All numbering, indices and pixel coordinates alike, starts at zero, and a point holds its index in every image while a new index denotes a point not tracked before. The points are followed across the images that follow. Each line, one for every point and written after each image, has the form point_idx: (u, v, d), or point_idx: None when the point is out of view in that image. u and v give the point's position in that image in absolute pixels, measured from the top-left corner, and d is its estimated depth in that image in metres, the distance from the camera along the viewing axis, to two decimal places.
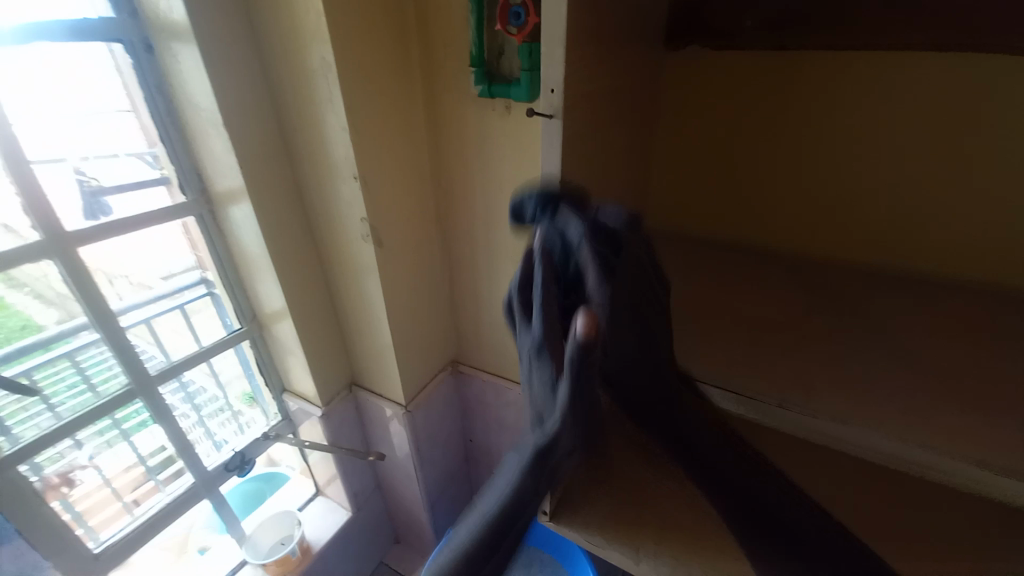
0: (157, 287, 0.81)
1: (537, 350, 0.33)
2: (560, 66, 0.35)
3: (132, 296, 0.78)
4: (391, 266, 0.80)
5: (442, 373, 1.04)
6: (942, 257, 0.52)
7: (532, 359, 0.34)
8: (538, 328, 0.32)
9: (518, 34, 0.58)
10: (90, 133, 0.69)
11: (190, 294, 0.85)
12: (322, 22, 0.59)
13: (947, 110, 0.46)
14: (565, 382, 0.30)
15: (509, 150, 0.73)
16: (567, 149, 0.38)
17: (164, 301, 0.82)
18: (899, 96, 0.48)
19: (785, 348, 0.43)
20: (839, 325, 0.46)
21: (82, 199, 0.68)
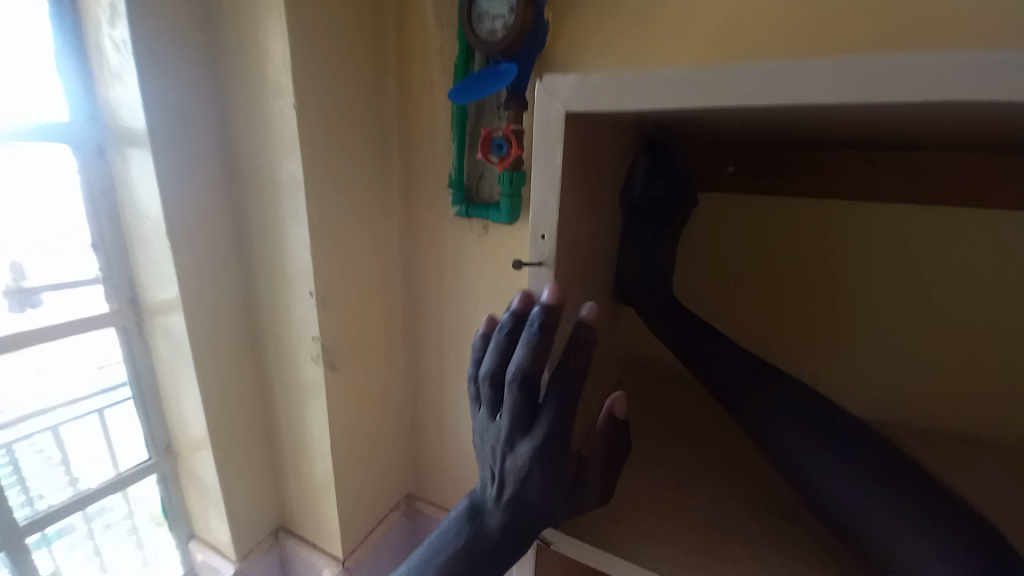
0: (82, 386, 0.66)
1: (517, 411, 0.33)
2: (554, 215, 0.31)
3: (23, 408, 0.61)
4: (344, 392, 0.70)
5: (395, 514, 0.88)
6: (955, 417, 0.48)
7: (507, 417, 0.33)
8: (516, 385, 0.32)
9: (500, 163, 0.57)
10: (41, 208, 0.59)
11: (118, 394, 0.70)
12: (295, 140, 0.56)
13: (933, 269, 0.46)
14: (555, 434, 0.33)
15: (485, 271, 0.69)
16: (556, 298, 0.34)
17: (37, 419, 0.63)
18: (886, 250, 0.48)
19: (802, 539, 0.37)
20: None
21: (12, 286, 0.58)
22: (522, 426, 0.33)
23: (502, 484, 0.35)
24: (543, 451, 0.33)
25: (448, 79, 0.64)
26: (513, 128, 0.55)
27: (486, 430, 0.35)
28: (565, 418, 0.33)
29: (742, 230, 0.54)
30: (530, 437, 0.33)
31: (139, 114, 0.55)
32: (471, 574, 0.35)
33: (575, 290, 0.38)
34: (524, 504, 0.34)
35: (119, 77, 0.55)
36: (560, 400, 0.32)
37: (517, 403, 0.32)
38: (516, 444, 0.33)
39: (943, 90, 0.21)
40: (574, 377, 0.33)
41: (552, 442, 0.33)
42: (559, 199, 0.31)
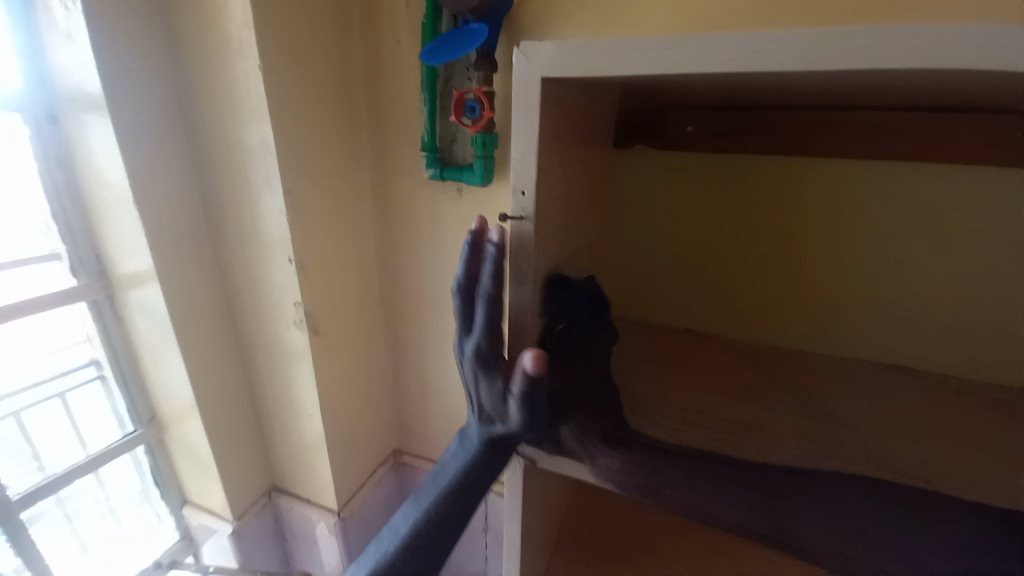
0: (33, 373, 0.66)
1: (462, 317, 0.38)
2: (534, 173, 0.34)
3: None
4: (328, 356, 0.72)
5: (383, 468, 0.93)
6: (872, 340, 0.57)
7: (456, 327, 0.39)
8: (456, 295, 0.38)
9: (473, 125, 0.58)
10: None
11: (77, 377, 0.70)
12: (263, 104, 0.56)
13: (856, 213, 0.54)
14: (482, 328, 0.37)
15: (461, 233, 0.72)
16: (536, 249, 0.37)
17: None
18: (815, 198, 0.55)
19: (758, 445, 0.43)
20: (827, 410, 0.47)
21: None
22: (465, 334, 0.39)
23: (471, 395, 0.41)
24: (476, 352, 0.38)
25: (415, 39, 0.64)
26: (485, 90, 0.56)
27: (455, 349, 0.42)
28: (489, 322, 0.37)
29: (695, 188, 0.60)
30: (469, 340, 0.38)
31: (91, 74, 0.52)
32: (466, 475, 0.42)
33: (553, 245, 0.42)
34: (486, 411, 0.40)
35: (69, 36, 0.52)
36: (480, 304, 0.36)
37: (460, 311, 0.38)
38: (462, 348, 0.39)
39: (864, 58, 0.25)
40: (490, 287, 0.36)
41: (483, 345, 0.37)
42: (538, 157, 0.34)
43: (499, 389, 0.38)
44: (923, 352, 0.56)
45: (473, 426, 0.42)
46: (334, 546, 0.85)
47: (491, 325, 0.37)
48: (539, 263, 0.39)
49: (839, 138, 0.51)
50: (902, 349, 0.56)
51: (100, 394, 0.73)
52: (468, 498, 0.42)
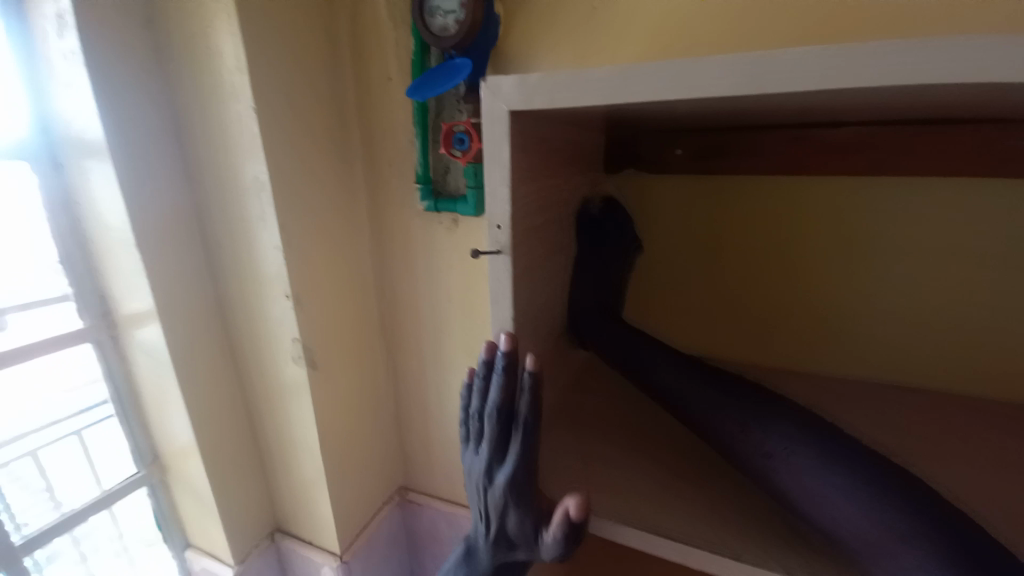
0: (53, 409, 0.66)
1: (493, 438, 0.38)
2: (507, 206, 0.33)
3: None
4: (327, 392, 0.71)
5: (388, 505, 0.90)
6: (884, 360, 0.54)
7: (483, 444, 0.39)
8: (494, 415, 0.37)
9: (463, 157, 0.58)
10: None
11: (95, 413, 0.70)
12: (257, 145, 0.57)
13: (858, 232, 0.52)
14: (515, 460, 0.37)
15: (457, 262, 0.71)
16: (516, 282, 0.36)
17: (9, 447, 0.62)
18: (815, 219, 0.53)
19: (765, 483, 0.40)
20: None
21: None
22: (496, 460, 0.38)
23: (489, 518, 0.39)
24: (511, 480, 0.37)
25: (405, 75, 0.65)
26: (473, 122, 0.57)
27: (473, 470, 0.40)
28: (527, 453, 0.37)
29: (691, 213, 0.59)
30: (503, 467, 0.38)
31: (93, 124, 0.54)
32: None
33: (537, 274, 0.42)
34: (508, 536, 0.39)
35: (72, 88, 0.54)
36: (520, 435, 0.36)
37: (492, 435, 0.38)
38: (487, 468, 0.38)
39: (826, 80, 0.24)
40: (529, 418, 0.36)
41: (519, 474, 0.37)
42: (511, 190, 0.33)
43: (529, 524, 0.37)
44: (936, 372, 0.53)
45: (486, 550, 0.40)
46: None
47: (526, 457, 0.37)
48: (521, 296, 0.38)
49: (833, 154, 0.50)
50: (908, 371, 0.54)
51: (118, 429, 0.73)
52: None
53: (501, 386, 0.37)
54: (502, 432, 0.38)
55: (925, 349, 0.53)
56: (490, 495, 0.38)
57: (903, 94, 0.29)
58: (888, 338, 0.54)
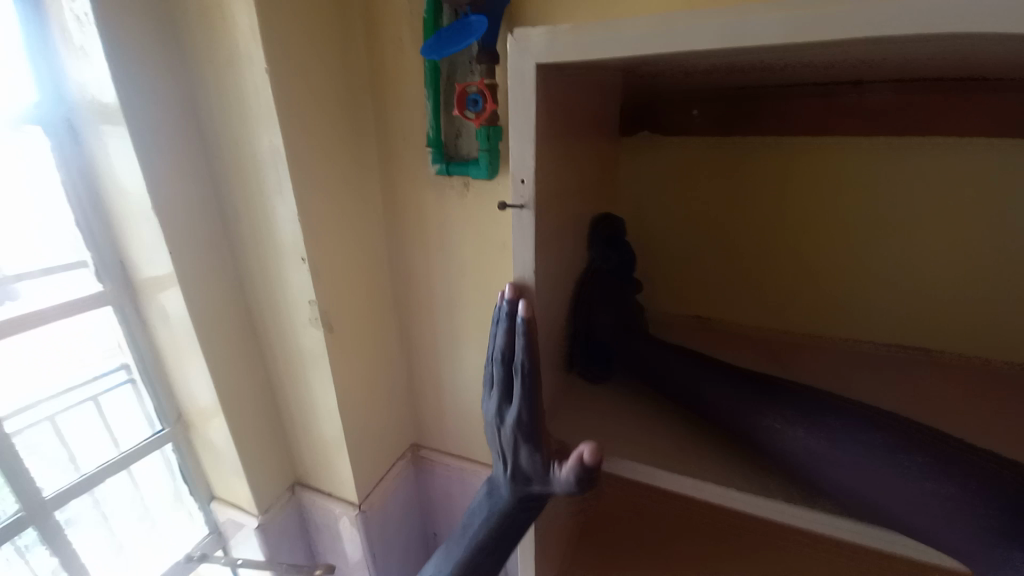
0: (66, 376, 0.68)
1: (502, 383, 0.41)
2: (532, 161, 0.34)
3: (14, 402, 0.63)
4: (343, 353, 0.74)
5: (401, 463, 0.94)
6: (883, 319, 0.57)
7: (494, 388, 0.42)
8: (500, 363, 0.40)
9: (476, 119, 0.58)
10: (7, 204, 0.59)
11: (107, 381, 0.72)
12: (271, 106, 0.57)
13: (872, 194, 0.53)
14: (519, 403, 0.39)
15: (469, 227, 0.72)
16: (538, 238, 0.38)
17: (25, 414, 0.64)
18: (827, 180, 0.54)
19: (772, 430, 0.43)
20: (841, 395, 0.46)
21: None
22: (506, 402, 0.41)
23: (505, 457, 0.43)
24: (518, 422, 0.40)
25: (416, 34, 0.64)
26: (487, 83, 0.56)
27: (490, 414, 0.44)
28: (529, 397, 0.39)
29: (704, 174, 0.59)
30: (511, 410, 0.41)
31: (107, 86, 0.54)
32: (500, 527, 0.44)
33: (556, 234, 0.43)
34: (522, 473, 0.42)
35: (82, 49, 0.54)
36: (520, 379, 0.39)
37: (499, 381, 0.41)
38: (498, 410, 0.42)
39: (853, 31, 0.25)
40: (526, 364, 0.38)
41: (524, 416, 0.40)
42: (536, 146, 0.34)
43: (539, 459, 0.40)
44: (934, 332, 0.55)
45: (504, 485, 0.44)
46: (356, 539, 0.87)
47: (526, 399, 0.39)
48: (542, 253, 0.39)
49: (849, 114, 0.51)
50: (906, 330, 0.56)
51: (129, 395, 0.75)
52: (500, 552, 0.44)
53: (503, 335, 0.39)
54: (509, 378, 0.41)
55: (925, 310, 0.55)
56: (503, 436, 0.42)
57: (924, 47, 0.29)
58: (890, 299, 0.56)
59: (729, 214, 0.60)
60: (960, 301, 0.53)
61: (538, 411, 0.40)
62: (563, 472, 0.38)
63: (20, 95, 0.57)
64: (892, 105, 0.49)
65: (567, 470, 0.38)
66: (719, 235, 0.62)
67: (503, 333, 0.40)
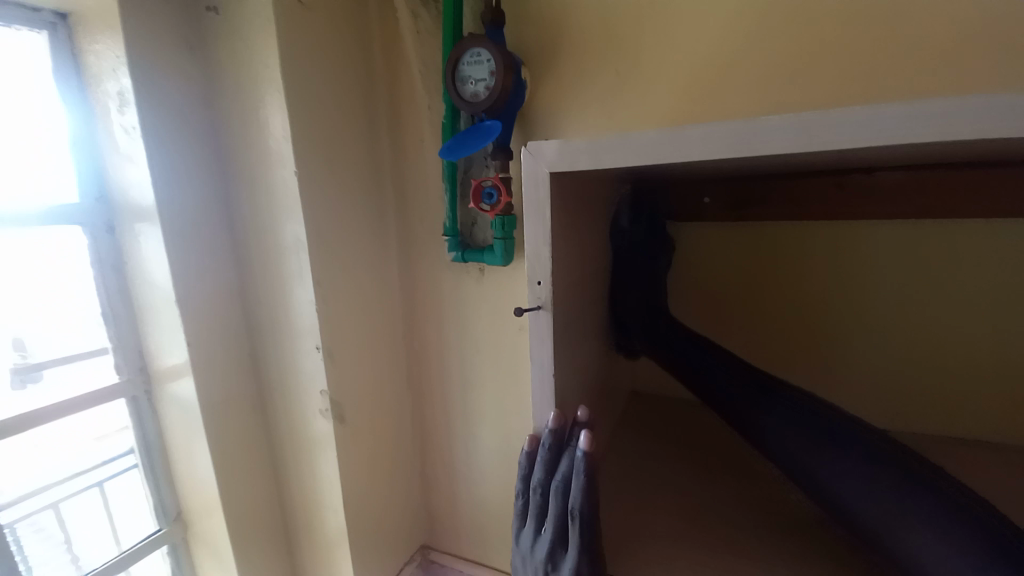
0: (75, 461, 0.66)
1: (556, 528, 0.38)
2: (548, 263, 0.35)
3: (11, 491, 0.60)
4: (354, 444, 0.70)
5: (411, 566, 0.86)
6: (928, 411, 0.53)
7: (540, 525, 0.39)
8: (554, 504, 0.37)
9: (491, 210, 0.60)
10: (42, 297, 0.61)
11: (115, 466, 0.69)
12: (297, 204, 0.60)
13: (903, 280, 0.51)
14: (574, 552, 0.36)
15: (486, 312, 0.72)
16: (557, 336, 0.37)
17: (28, 500, 0.62)
18: (850, 266, 0.54)
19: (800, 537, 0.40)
20: None
21: (11, 370, 0.59)
22: (561, 546, 0.37)
23: None
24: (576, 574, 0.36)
25: (437, 135, 0.69)
26: (502, 178, 0.59)
27: (533, 553, 0.39)
28: (586, 546, 0.36)
29: (722, 259, 0.60)
30: (566, 559, 0.37)
31: (146, 188, 0.58)
32: None
33: (573, 329, 0.42)
34: None
35: (127, 155, 0.58)
36: (575, 526, 0.36)
37: (547, 523, 0.38)
38: (546, 554, 0.38)
39: (859, 138, 0.25)
40: (583, 509, 0.36)
41: (583, 568, 0.36)
42: (552, 248, 0.34)
43: None
44: (996, 421, 0.50)
45: None
46: None
47: (579, 548, 0.36)
48: (560, 350, 0.38)
49: (856, 199, 0.51)
50: (939, 415, 0.53)
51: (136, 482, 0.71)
52: None
53: (554, 470, 0.38)
54: (562, 522, 0.38)
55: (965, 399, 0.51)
56: None
57: (934, 151, 0.30)
58: (914, 388, 0.53)
59: (744, 299, 0.60)
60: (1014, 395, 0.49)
61: (597, 558, 0.36)
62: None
63: (66, 202, 0.61)
64: (888, 192, 0.49)
65: None
66: (745, 320, 0.61)
67: (553, 468, 0.38)
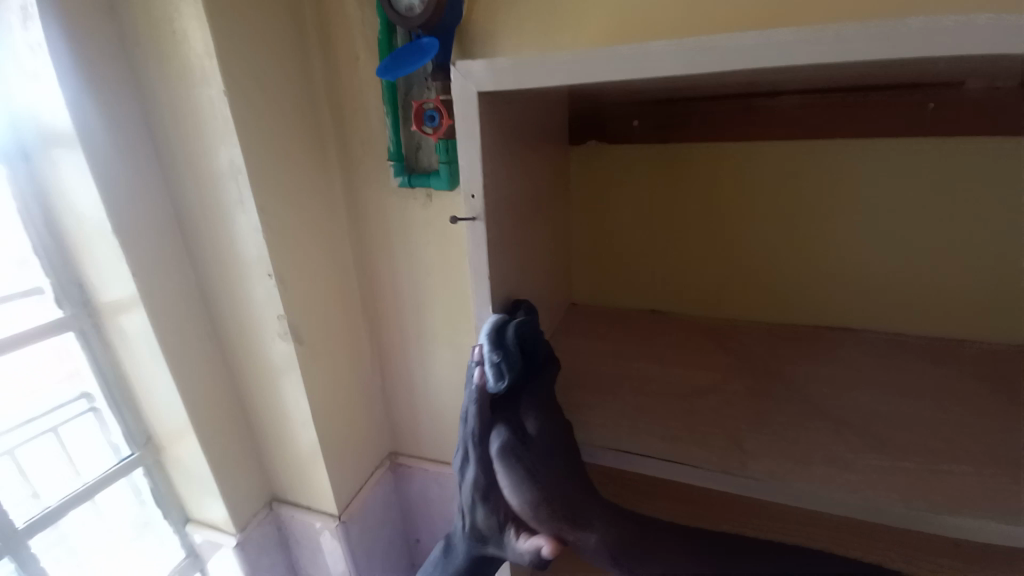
0: (26, 407, 0.66)
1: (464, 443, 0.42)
2: (480, 175, 0.38)
3: None
4: (316, 365, 0.75)
5: (379, 471, 0.95)
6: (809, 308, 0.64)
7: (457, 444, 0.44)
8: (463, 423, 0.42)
9: (434, 133, 0.61)
10: None
11: (66, 411, 0.70)
12: (230, 128, 0.58)
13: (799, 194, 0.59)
14: (474, 466, 0.41)
15: (435, 237, 0.75)
16: (493, 246, 0.42)
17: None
18: (757, 184, 0.60)
19: (698, 406, 0.50)
20: (765, 387, 0.53)
21: None
22: (468, 461, 0.42)
23: (464, 513, 0.43)
24: (476, 482, 0.41)
25: (373, 54, 0.67)
26: (442, 100, 0.59)
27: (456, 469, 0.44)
28: (485, 460, 0.41)
29: (649, 179, 0.65)
30: (470, 472, 0.42)
31: (61, 112, 0.54)
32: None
33: (510, 244, 0.46)
34: (478, 532, 0.42)
35: (34, 74, 0.53)
36: (475, 441, 0.41)
37: (461, 444, 0.43)
38: (459, 466, 0.43)
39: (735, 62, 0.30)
40: (480, 427, 0.41)
41: (479, 477, 0.41)
42: (483, 163, 0.38)
43: (497, 523, 0.41)
44: (860, 312, 0.61)
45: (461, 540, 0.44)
46: (337, 549, 0.88)
47: (477, 461, 0.41)
48: (497, 262, 0.43)
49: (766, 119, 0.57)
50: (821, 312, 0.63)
51: (93, 422, 0.73)
52: None
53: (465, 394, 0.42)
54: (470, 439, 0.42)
55: (839, 295, 0.61)
56: (462, 495, 0.43)
57: (806, 73, 0.35)
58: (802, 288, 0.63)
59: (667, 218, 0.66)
60: (872, 288, 0.60)
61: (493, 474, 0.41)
62: (521, 541, 0.39)
63: None
64: (790, 115, 0.56)
65: (525, 541, 0.39)
66: (666, 236, 0.67)
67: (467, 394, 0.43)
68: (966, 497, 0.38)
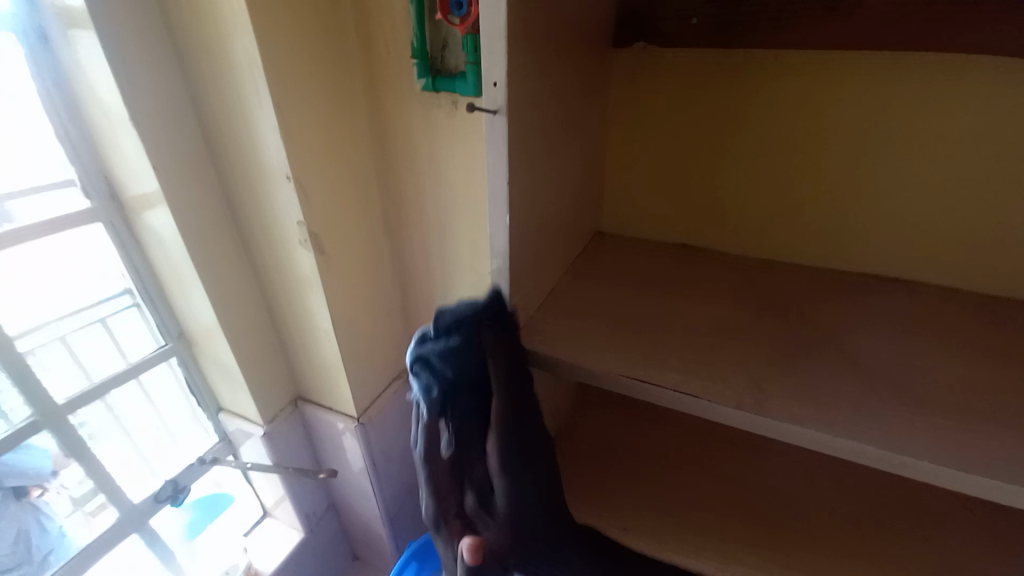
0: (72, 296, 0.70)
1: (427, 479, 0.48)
2: (503, 61, 0.34)
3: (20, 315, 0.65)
4: (336, 275, 0.75)
5: (398, 383, 0.99)
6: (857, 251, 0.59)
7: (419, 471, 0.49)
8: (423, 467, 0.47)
9: (461, 25, 0.56)
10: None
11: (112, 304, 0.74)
12: (243, 10, 0.54)
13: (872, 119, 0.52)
14: (431, 506, 0.48)
15: (459, 151, 0.70)
16: (513, 150, 0.38)
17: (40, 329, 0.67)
18: (824, 106, 0.54)
19: (718, 342, 0.48)
20: (794, 330, 0.50)
21: None
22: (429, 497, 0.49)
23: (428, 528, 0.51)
24: (432, 516, 0.48)
25: None
26: None
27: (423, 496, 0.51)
28: (441, 502, 0.47)
29: (698, 95, 0.58)
30: (429, 504, 0.49)
31: None
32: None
33: (533, 153, 0.43)
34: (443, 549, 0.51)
35: None
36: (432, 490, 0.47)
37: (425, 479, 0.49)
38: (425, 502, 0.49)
39: None
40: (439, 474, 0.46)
41: (432, 511, 0.48)
42: (506, 44, 0.33)
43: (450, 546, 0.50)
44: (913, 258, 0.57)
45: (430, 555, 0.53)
46: (356, 448, 0.94)
47: (433, 505, 0.48)
48: (518, 170, 0.40)
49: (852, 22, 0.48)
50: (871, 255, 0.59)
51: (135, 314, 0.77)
52: None
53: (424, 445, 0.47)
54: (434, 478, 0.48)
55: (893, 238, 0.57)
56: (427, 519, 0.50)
57: None
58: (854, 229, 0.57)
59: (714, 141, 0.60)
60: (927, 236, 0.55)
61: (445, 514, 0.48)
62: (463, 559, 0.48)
63: None
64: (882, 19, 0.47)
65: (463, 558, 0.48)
66: (710, 163, 0.61)
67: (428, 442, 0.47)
68: (1000, 458, 0.36)
